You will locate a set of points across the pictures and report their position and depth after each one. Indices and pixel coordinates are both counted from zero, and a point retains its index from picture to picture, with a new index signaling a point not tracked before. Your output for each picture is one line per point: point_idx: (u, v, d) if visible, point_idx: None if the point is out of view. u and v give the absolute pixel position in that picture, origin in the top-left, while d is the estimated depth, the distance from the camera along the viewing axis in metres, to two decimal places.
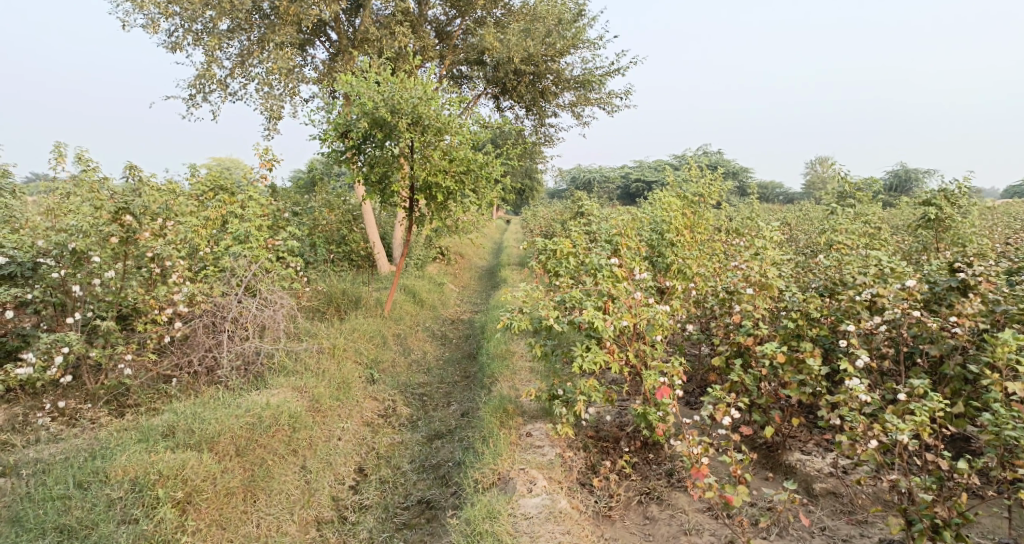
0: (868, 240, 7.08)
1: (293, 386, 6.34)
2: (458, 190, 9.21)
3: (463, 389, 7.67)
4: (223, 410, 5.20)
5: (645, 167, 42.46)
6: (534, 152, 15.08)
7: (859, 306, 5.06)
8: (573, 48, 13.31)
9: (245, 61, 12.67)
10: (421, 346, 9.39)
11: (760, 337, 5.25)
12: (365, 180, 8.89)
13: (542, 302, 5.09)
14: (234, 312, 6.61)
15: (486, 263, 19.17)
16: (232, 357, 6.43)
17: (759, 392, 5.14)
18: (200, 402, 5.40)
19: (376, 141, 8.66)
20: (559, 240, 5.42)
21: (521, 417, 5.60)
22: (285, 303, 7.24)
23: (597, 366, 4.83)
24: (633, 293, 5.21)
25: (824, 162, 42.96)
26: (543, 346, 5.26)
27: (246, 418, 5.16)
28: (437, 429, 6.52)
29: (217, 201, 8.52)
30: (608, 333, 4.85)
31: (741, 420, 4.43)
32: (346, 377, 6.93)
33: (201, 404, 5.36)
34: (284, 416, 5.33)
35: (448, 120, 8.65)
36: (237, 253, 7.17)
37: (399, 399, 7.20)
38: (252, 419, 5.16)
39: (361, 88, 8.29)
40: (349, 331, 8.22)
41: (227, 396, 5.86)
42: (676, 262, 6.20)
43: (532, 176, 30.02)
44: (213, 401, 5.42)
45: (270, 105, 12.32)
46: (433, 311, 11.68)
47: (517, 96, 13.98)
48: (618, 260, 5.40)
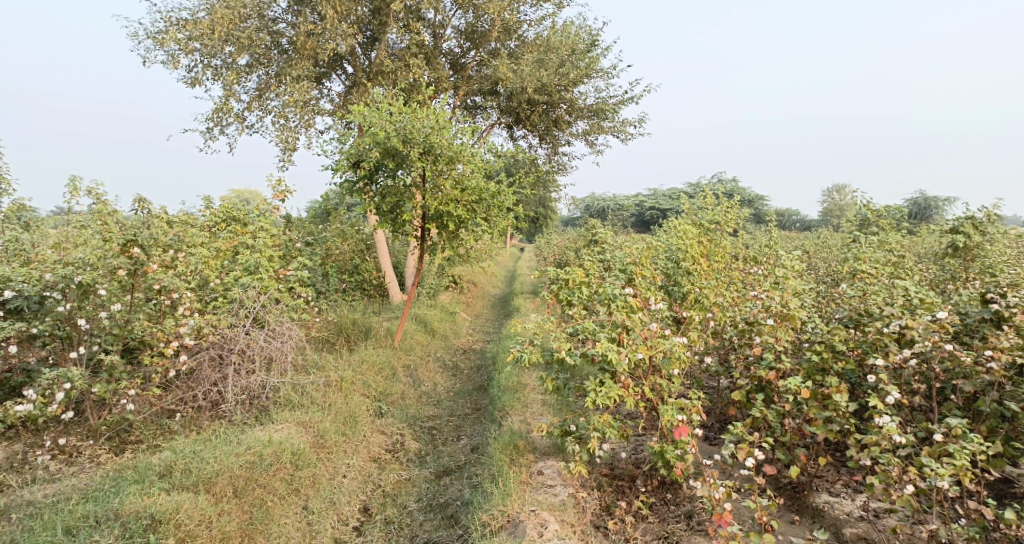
0: (892, 269, 6.85)
1: (299, 421, 6.18)
2: (470, 219, 9.11)
3: (474, 422, 7.46)
4: (221, 448, 5.06)
5: (660, 195, 42.38)
6: (547, 180, 15.02)
7: (887, 338, 4.83)
8: (586, 77, 13.31)
9: (262, 94, 12.79)
10: (432, 377, 9.21)
11: (782, 370, 5.01)
12: (376, 210, 8.83)
13: (553, 333, 4.90)
14: (242, 344, 6.50)
15: (500, 291, 19.03)
16: (238, 391, 6.29)
17: (782, 428, 4.90)
18: (202, 439, 5.26)
19: (388, 170, 8.61)
20: (571, 269, 5.23)
21: (532, 454, 5.38)
22: (293, 334, 7.12)
23: (611, 401, 4.63)
24: (648, 325, 5.02)
25: (841, 189, 42.62)
26: (555, 380, 5.05)
27: (245, 456, 5.01)
28: (446, 465, 6.31)
29: (228, 231, 8.49)
30: (623, 367, 4.65)
31: (765, 461, 4.19)
32: (354, 410, 6.76)
33: (201, 441, 5.21)
34: (286, 454, 5.17)
35: (459, 149, 8.59)
36: (246, 284, 7.08)
37: (408, 433, 7.00)
38: (252, 457, 5.00)
39: (373, 118, 8.27)
40: (358, 363, 8.07)
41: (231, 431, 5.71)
42: (693, 292, 6.00)
43: (547, 204, 30.03)
44: (215, 438, 5.28)
45: (285, 137, 12.39)
46: (445, 340, 11.52)
47: (530, 126, 13.97)
48: (632, 290, 5.21)
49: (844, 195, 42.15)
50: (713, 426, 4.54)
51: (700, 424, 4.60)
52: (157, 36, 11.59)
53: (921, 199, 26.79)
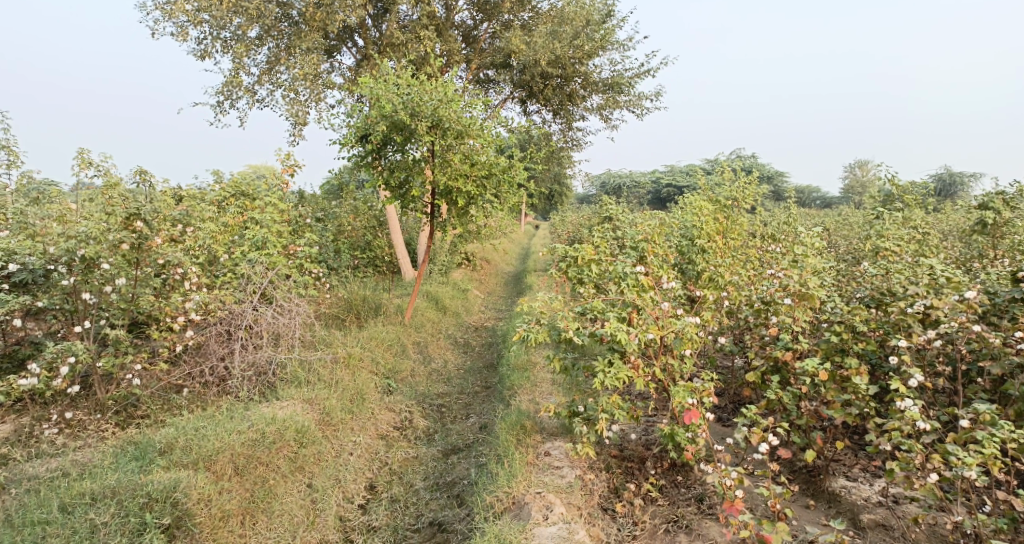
0: (916, 247, 6.59)
1: (305, 399, 6.12)
2: (480, 195, 8.94)
3: (483, 400, 7.39)
4: (223, 425, 5.00)
5: (677, 171, 41.79)
6: (561, 156, 14.77)
7: (910, 319, 4.63)
8: (601, 50, 12.97)
9: (272, 67, 12.63)
10: (442, 354, 9.14)
11: (799, 351, 4.84)
12: (385, 185, 8.69)
13: (561, 312, 4.76)
14: (248, 320, 6.45)
15: (513, 269, 18.89)
16: (244, 367, 6.23)
17: (798, 411, 4.74)
18: (205, 416, 5.22)
19: (396, 145, 8.44)
20: (580, 247, 5.07)
21: (539, 434, 5.28)
22: (301, 310, 7.05)
23: (620, 382, 4.49)
24: (660, 304, 4.86)
25: (863, 166, 41.70)
26: (562, 360, 4.92)
27: (248, 434, 4.95)
28: (454, 443, 6.24)
29: (236, 206, 8.41)
30: (632, 347, 4.51)
31: (780, 445, 4.04)
32: (361, 388, 6.70)
33: (205, 419, 5.17)
34: (290, 432, 5.11)
35: (469, 123, 8.39)
36: (253, 259, 7.00)
37: (416, 411, 6.94)
38: (254, 435, 4.94)
39: (381, 91, 8.08)
40: (366, 340, 8.00)
41: (237, 408, 5.66)
42: (707, 270, 5.81)
43: (561, 181, 29.72)
44: (219, 415, 5.24)
45: (295, 111, 12.24)
46: (456, 317, 11.44)
47: (544, 100, 13.68)
48: (644, 268, 5.04)
49: (866, 172, 41.26)
50: (725, 409, 4.40)
51: (712, 406, 4.46)
52: (164, 8, 11.46)
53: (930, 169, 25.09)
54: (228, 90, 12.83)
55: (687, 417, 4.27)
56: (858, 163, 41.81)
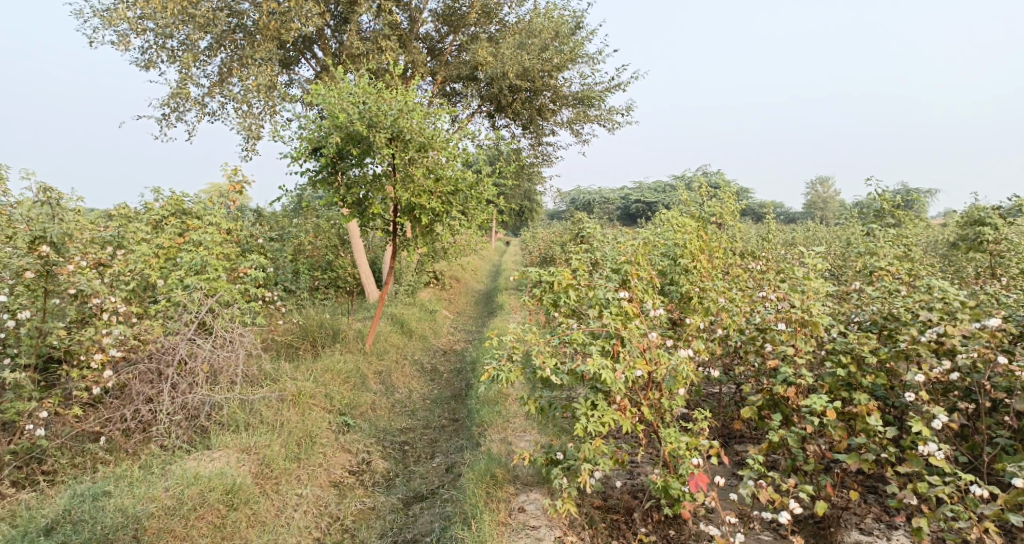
0: (913, 265, 6.16)
1: (242, 447, 5.37)
2: (445, 212, 8.32)
3: (450, 436, 6.73)
4: (131, 491, 4.40)
5: (647, 188, 41.75)
6: (531, 172, 14.24)
7: (924, 348, 4.13)
8: (571, 62, 12.52)
9: (224, 79, 11.90)
10: (407, 384, 8.44)
11: (803, 386, 4.31)
12: (342, 202, 8.01)
13: (535, 346, 4.13)
14: (181, 354, 5.72)
15: (483, 287, 18.27)
16: (175, 410, 5.49)
17: (804, 454, 4.19)
18: (121, 479, 4.61)
19: (354, 159, 7.78)
20: (556, 271, 4.47)
21: (512, 485, 4.64)
22: (245, 340, 6.31)
23: (605, 428, 3.91)
24: (647, 334, 4.28)
25: (827, 182, 42.23)
26: (538, 400, 4.30)
27: (160, 502, 4.33)
28: (417, 489, 5.60)
29: (177, 226, 7.66)
30: (619, 387, 3.92)
31: (793, 504, 3.49)
32: (311, 428, 5.98)
33: (112, 480, 4.59)
34: (216, 493, 4.51)
35: (432, 135, 7.78)
36: (189, 284, 6.26)
37: (376, 451, 6.26)
38: (168, 503, 4.33)
39: (334, 99, 7.42)
40: (321, 371, 7.28)
41: (160, 462, 4.95)
42: (696, 292, 5.26)
43: (530, 196, 29.26)
44: (135, 478, 4.62)
45: (249, 125, 11.51)
46: (423, 341, 10.74)
47: (513, 114, 13.17)
48: (628, 293, 4.47)
49: (829, 187, 41.66)
50: (725, 459, 3.87)
51: (715, 459, 3.88)
52: (104, 14, 10.66)
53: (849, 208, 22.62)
54: (176, 102, 12.07)
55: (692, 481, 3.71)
56: (821, 179, 42.13)
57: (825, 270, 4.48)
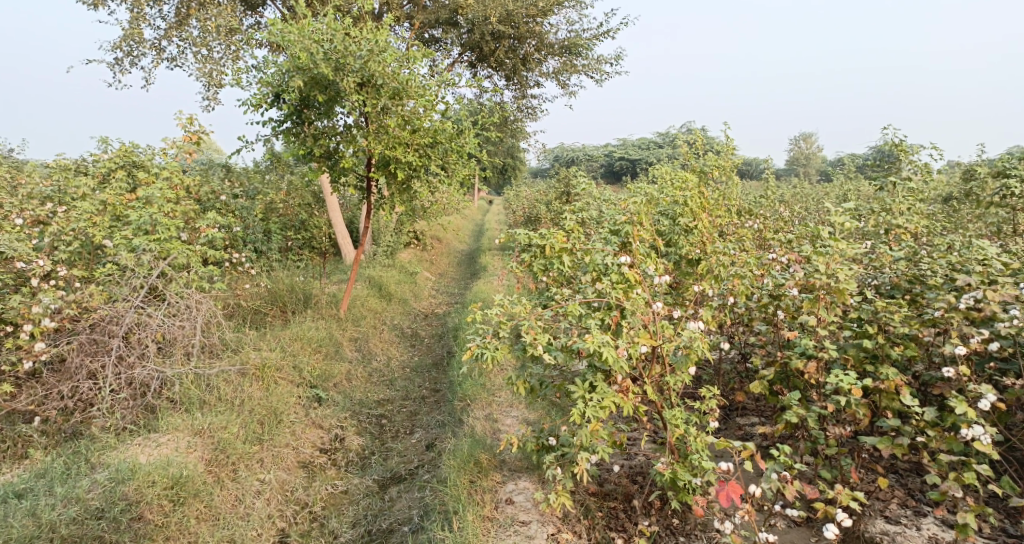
0: (931, 223, 5.69)
1: (195, 430, 4.83)
2: (423, 166, 7.66)
3: (431, 408, 6.26)
4: (53, 492, 3.97)
5: (631, 145, 41.00)
6: (515, 126, 13.52)
7: (962, 317, 3.68)
8: (557, 7, 11.69)
9: (182, 22, 10.97)
10: (386, 351, 7.92)
11: (825, 360, 3.81)
12: (309, 155, 7.31)
13: (525, 319, 3.59)
14: (128, 324, 5.12)
15: (466, 248, 17.68)
16: (121, 386, 4.94)
17: (825, 436, 3.74)
18: (49, 478, 4.14)
19: (321, 107, 7.06)
20: (548, 233, 3.90)
21: (498, 471, 4.19)
22: (203, 308, 5.71)
23: (605, 412, 3.41)
24: (652, 304, 3.76)
25: (810, 139, 41.83)
26: (528, 379, 3.79)
27: (86, 503, 3.89)
28: (394, 469, 5.15)
29: (126, 181, 6.93)
30: (621, 366, 3.42)
31: (843, 520, 3.03)
32: (277, 404, 5.44)
33: (37, 478, 4.15)
34: (156, 487, 4.06)
35: (407, 80, 7.06)
36: (135, 244, 5.60)
37: (350, 427, 5.78)
38: (94, 504, 3.87)
39: (296, 38, 6.63)
40: (289, 340, 6.71)
41: (96, 450, 4.50)
42: (702, 255, 4.73)
43: (513, 154, 28.45)
44: (63, 476, 4.17)
45: (210, 72, 10.62)
46: (404, 305, 10.19)
47: (496, 63, 12.36)
48: (629, 257, 3.93)
49: (810, 145, 41.35)
50: (758, 461, 3.26)
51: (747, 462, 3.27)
52: None
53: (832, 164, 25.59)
54: (130, 47, 11.13)
55: (724, 493, 3.12)
56: (803, 136, 41.80)
57: (853, 229, 3.96)
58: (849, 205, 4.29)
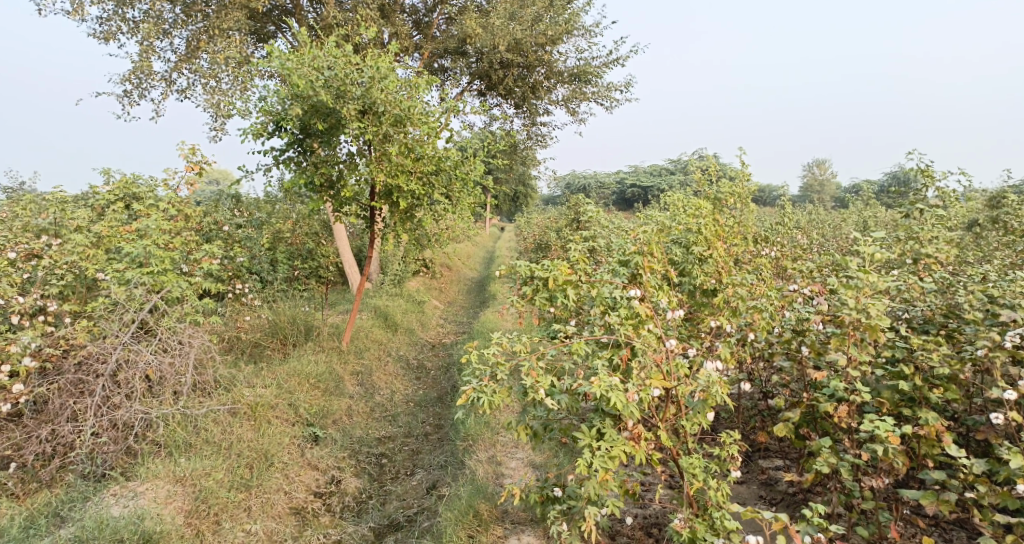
0: (962, 251, 5.35)
1: (176, 477, 4.57)
2: (427, 194, 7.45)
3: (434, 447, 5.94)
4: None
5: (644, 172, 40.85)
6: (525, 154, 13.35)
7: (1007, 355, 3.33)
8: (566, 35, 11.57)
9: (191, 53, 10.97)
10: (390, 384, 7.61)
11: (856, 403, 3.48)
12: (310, 184, 7.13)
13: (527, 359, 3.29)
14: (114, 363, 4.89)
15: (477, 276, 17.44)
16: (103, 428, 4.68)
17: (859, 488, 3.38)
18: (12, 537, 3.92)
19: (323, 135, 6.89)
20: (551, 264, 3.61)
21: (501, 522, 3.86)
22: (196, 343, 5.46)
23: (614, 463, 3.09)
24: (664, 341, 3.45)
25: (823, 164, 41.51)
26: (531, 423, 3.48)
27: None
28: (392, 516, 4.84)
29: (123, 211, 6.76)
30: (632, 412, 3.10)
31: None
32: (269, 445, 5.16)
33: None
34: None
35: (409, 107, 6.88)
36: (126, 277, 5.40)
37: (348, 468, 5.48)
38: None
39: (296, 65, 6.49)
40: (288, 374, 6.45)
41: (67, 503, 4.30)
42: (719, 286, 4.42)
43: (525, 181, 28.36)
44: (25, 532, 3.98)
45: (217, 103, 10.58)
46: (410, 335, 9.91)
47: (504, 91, 12.24)
48: (639, 290, 3.63)
49: (823, 171, 41.05)
50: (793, 537, 2.85)
51: (781, 538, 2.85)
52: None
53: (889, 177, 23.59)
54: (139, 78, 11.14)
55: None
56: (816, 161, 41.43)
57: (884, 259, 3.65)
58: (877, 232, 3.98)
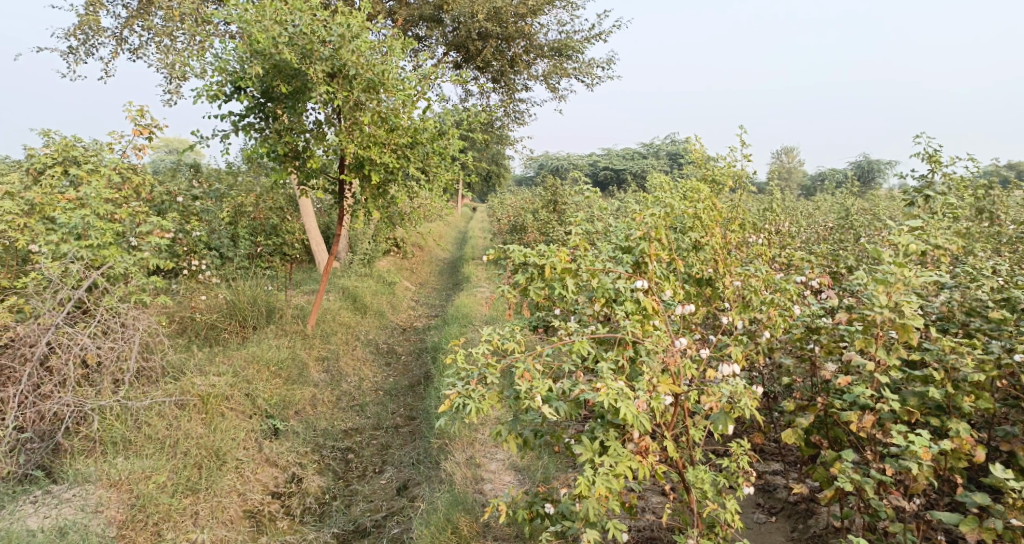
0: (968, 242, 5.08)
1: (110, 483, 4.08)
2: (401, 169, 6.92)
3: (405, 441, 5.51)
4: None
5: (616, 155, 40.56)
6: (502, 131, 12.82)
7: None
8: (548, 7, 11.02)
9: (144, 9, 10.14)
10: (357, 371, 7.12)
11: (880, 411, 3.13)
12: (274, 154, 6.53)
13: (520, 360, 2.86)
14: (44, 349, 4.30)
15: (449, 256, 16.93)
16: (28, 422, 4.15)
17: (881, 506, 3.05)
18: None
19: (288, 100, 6.29)
20: (548, 250, 3.17)
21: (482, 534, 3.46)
22: (142, 324, 4.89)
23: (619, 481, 2.70)
24: (673, 340, 3.05)
25: (792, 154, 41.86)
26: (521, 431, 3.07)
27: None
28: (359, 521, 4.40)
29: (63, 178, 6.09)
30: (639, 422, 2.71)
31: None
32: (221, 442, 4.67)
33: None
34: None
35: (383, 71, 6.30)
36: (62, 249, 4.78)
37: (310, 465, 5.01)
38: None
39: (257, 19, 5.87)
40: (246, 360, 5.92)
41: None
42: (723, 277, 4.03)
43: (497, 160, 27.77)
44: None
45: (173, 64, 9.80)
46: (380, 317, 9.39)
47: (482, 64, 11.66)
48: (645, 281, 3.22)
49: (793, 159, 41.39)
50: None
51: None
52: None
53: (869, 162, 23.42)
54: (86, 34, 10.26)
55: None
56: (784, 150, 41.71)
57: (913, 251, 3.30)
58: (899, 222, 3.63)
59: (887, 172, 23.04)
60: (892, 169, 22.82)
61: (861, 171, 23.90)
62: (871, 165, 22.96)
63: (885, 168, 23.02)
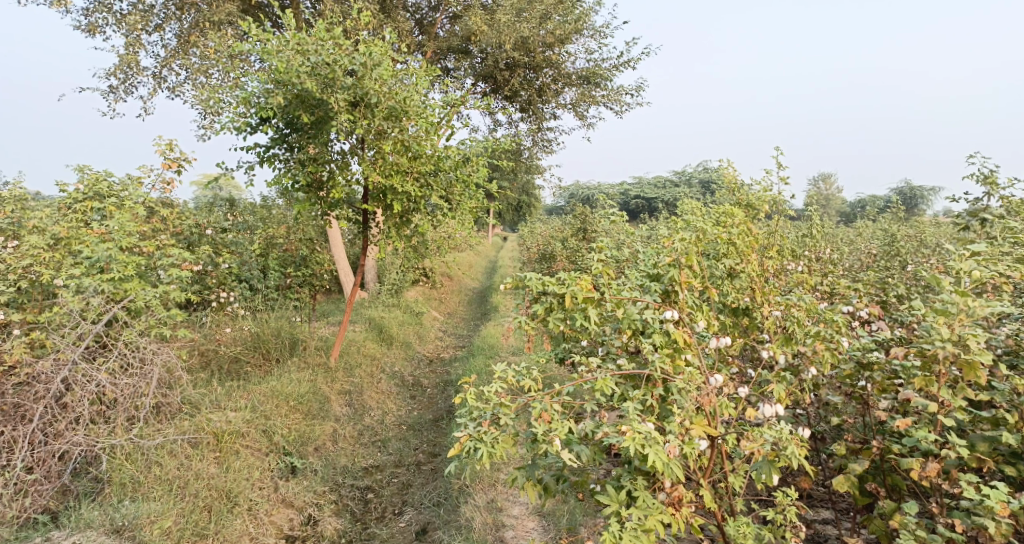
0: None
1: (116, 527, 3.93)
2: (424, 198, 6.80)
3: (426, 480, 5.25)
4: None
5: (648, 183, 40.25)
6: (531, 160, 12.71)
7: None
8: (576, 35, 10.95)
9: (180, 47, 10.38)
10: (381, 405, 6.92)
11: (943, 457, 2.79)
12: (297, 184, 6.48)
13: (537, 400, 2.63)
14: (59, 386, 4.21)
15: (479, 286, 16.76)
16: (36, 462, 4.05)
17: None
18: None
19: (311, 130, 6.25)
20: (569, 278, 2.95)
21: None
22: (160, 358, 4.78)
23: (648, 535, 2.43)
24: (707, 377, 2.78)
25: (829, 180, 40.95)
26: (542, 476, 2.81)
27: None
28: None
29: (91, 212, 6.13)
30: (669, 470, 2.44)
31: None
32: (234, 481, 4.50)
33: None
34: None
35: (405, 98, 6.22)
36: (83, 283, 4.73)
37: (327, 505, 4.80)
38: None
39: (279, 49, 5.86)
40: (266, 394, 5.78)
41: None
42: (762, 306, 3.73)
43: (527, 190, 27.72)
44: None
45: (207, 100, 9.96)
46: (406, 349, 9.21)
47: (510, 93, 11.61)
48: (675, 311, 2.97)
49: (831, 185, 40.47)
50: None
51: None
52: None
53: (912, 187, 22.65)
54: (126, 74, 10.54)
55: None
56: (821, 176, 40.82)
57: (977, 278, 2.98)
58: (958, 246, 3.31)
59: (932, 197, 22.22)
60: (937, 193, 22.02)
61: (904, 197, 23.14)
62: (914, 190, 22.20)
63: (929, 194, 22.24)
